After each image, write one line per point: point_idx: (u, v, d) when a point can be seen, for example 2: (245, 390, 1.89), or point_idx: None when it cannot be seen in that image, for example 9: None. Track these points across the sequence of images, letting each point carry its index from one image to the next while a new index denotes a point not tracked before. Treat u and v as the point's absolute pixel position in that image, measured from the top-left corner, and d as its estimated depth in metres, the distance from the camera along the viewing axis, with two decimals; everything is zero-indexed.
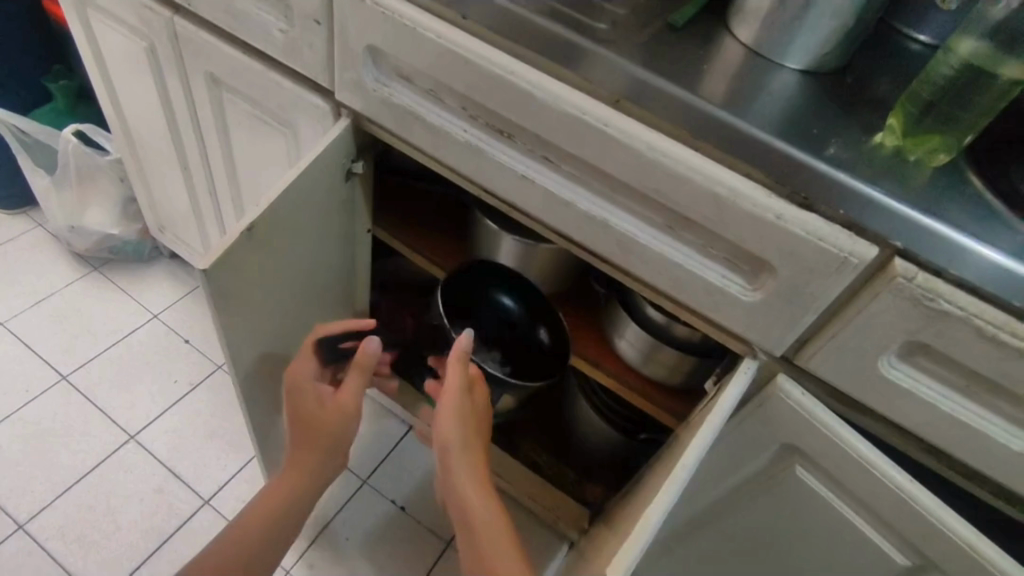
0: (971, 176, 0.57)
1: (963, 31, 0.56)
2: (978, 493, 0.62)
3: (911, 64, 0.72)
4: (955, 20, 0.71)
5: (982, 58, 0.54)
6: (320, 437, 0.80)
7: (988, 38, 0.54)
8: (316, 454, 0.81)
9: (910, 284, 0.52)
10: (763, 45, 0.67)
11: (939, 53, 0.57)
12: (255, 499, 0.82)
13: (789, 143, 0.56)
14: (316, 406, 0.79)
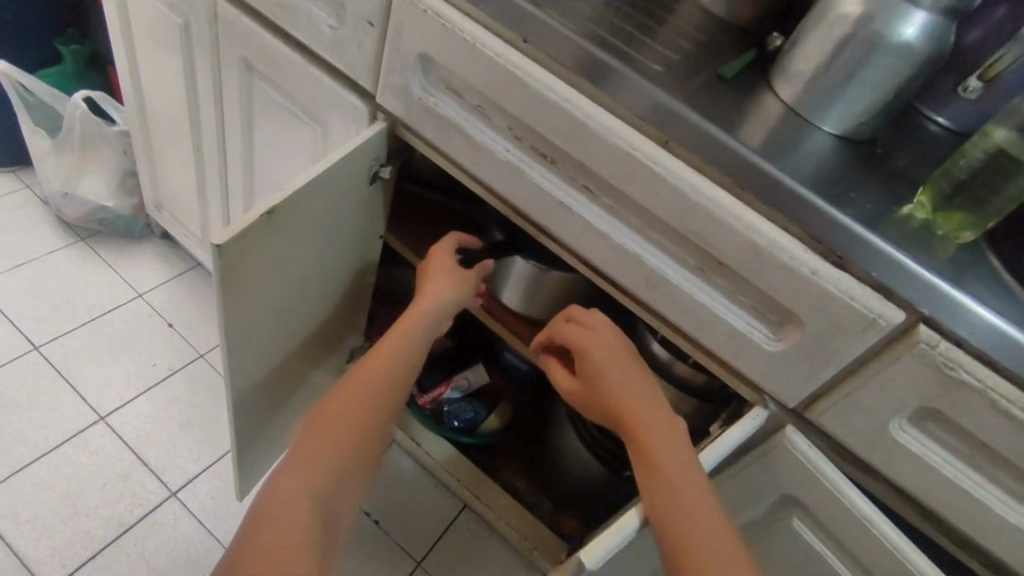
0: (990, 257, 0.59)
1: (995, 121, 0.59)
2: (965, 558, 0.64)
3: (933, 142, 0.75)
4: (973, 108, 0.75)
5: (1015, 147, 0.58)
6: (357, 391, 0.68)
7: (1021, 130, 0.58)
8: (359, 418, 0.66)
9: (931, 350, 0.54)
10: (802, 105, 0.69)
11: (971, 138, 0.61)
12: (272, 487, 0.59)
13: (830, 203, 0.57)
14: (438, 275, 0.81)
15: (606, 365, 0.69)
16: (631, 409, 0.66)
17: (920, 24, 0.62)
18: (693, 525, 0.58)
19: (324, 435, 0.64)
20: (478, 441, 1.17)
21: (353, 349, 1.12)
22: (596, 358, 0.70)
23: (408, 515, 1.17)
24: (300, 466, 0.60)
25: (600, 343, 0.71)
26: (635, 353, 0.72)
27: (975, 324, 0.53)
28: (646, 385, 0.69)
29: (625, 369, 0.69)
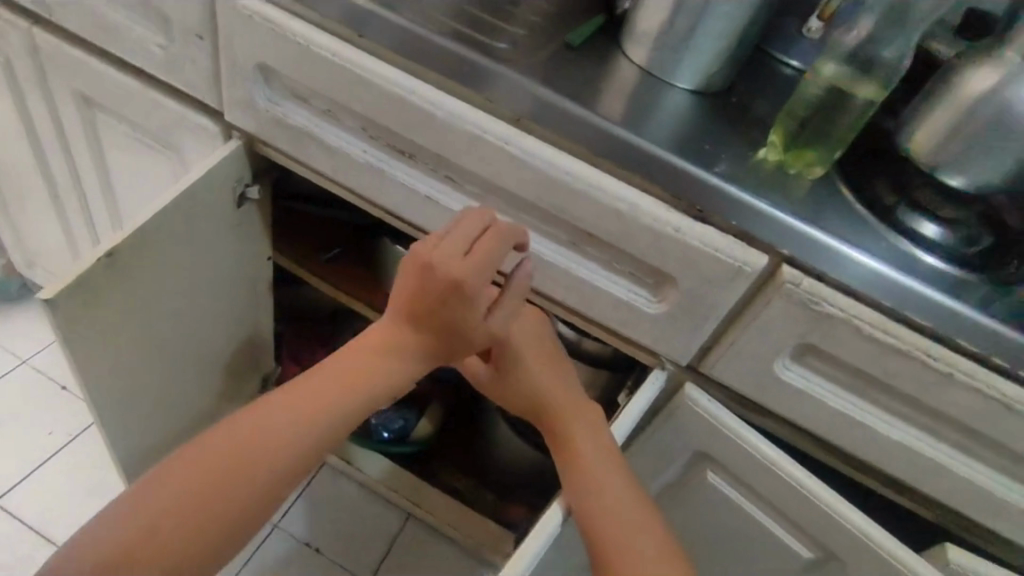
0: (842, 188, 0.60)
1: (823, 57, 0.61)
2: (866, 481, 0.67)
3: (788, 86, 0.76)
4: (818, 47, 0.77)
5: (842, 80, 0.59)
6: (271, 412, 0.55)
7: (847, 63, 0.59)
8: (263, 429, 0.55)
9: (796, 289, 0.55)
10: (653, 65, 0.69)
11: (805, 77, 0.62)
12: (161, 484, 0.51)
13: (685, 159, 0.57)
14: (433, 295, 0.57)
15: (527, 358, 0.66)
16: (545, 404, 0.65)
17: None
18: (618, 524, 0.57)
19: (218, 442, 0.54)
20: (412, 449, 1.13)
21: (264, 378, 1.06)
22: (517, 341, 0.65)
23: (349, 537, 1.13)
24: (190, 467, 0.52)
25: (522, 326, 0.66)
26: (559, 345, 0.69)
27: (835, 259, 0.54)
28: (562, 373, 0.67)
29: (545, 360, 0.67)
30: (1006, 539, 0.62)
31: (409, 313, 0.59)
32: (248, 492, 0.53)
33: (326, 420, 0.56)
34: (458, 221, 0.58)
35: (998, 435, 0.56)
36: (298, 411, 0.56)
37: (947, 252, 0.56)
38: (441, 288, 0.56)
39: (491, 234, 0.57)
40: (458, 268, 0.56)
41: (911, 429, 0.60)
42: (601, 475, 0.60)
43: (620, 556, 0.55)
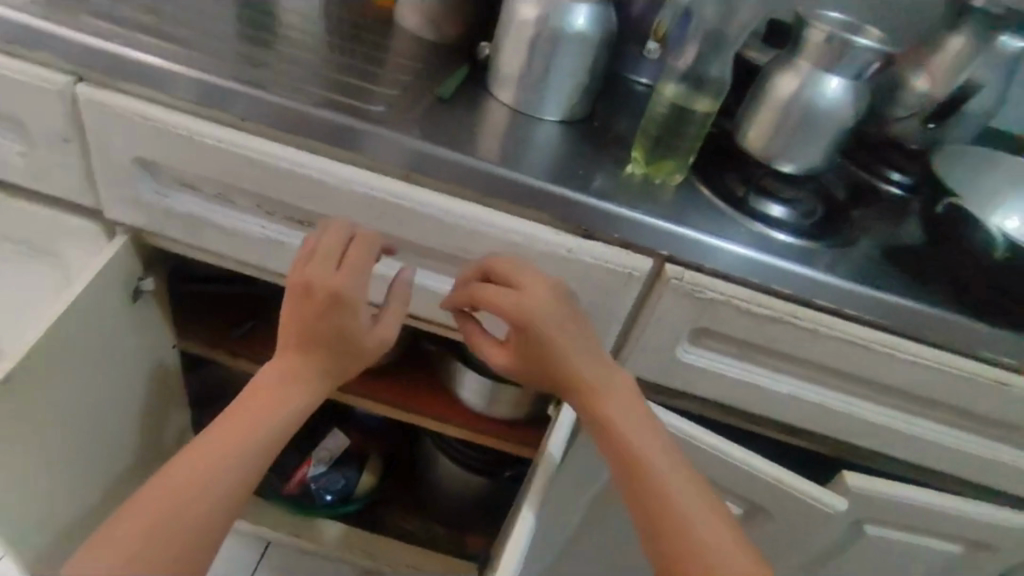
0: (701, 188, 0.69)
1: (663, 78, 0.69)
2: (771, 434, 0.76)
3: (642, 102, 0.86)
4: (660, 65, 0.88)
5: (681, 97, 0.67)
6: (204, 448, 0.55)
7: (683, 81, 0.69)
8: (199, 465, 0.54)
9: (683, 283, 0.63)
10: (521, 104, 0.76)
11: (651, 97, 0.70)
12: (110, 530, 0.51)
13: (563, 186, 0.63)
14: (319, 313, 0.58)
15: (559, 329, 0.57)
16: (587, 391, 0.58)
17: (587, 12, 0.70)
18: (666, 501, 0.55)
19: (156, 485, 0.53)
20: (359, 504, 1.13)
21: None
22: (543, 327, 0.57)
23: None
24: (133, 512, 0.51)
25: (545, 308, 0.57)
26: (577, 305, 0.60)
27: (713, 252, 0.63)
28: (591, 351, 0.59)
29: (571, 325, 0.58)
30: (888, 454, 0.74)
31: (299, 336, 0.59)
32: (190, 528, 0.52)
33: (245, 455, 0.56)
34: (323, 241, 0.60)
35: (863, 371, 0.66)
36: (223, 450, 0.55)
37: (794, 228, 0.67)
38: (320, 304, 0.58)
39: (356, 248, 0.60)
40: (328, 285, 0.58)
41: (798, 381, 0.70)
42: (651, 459, 0.56)
43: (696, 542, 0.53)
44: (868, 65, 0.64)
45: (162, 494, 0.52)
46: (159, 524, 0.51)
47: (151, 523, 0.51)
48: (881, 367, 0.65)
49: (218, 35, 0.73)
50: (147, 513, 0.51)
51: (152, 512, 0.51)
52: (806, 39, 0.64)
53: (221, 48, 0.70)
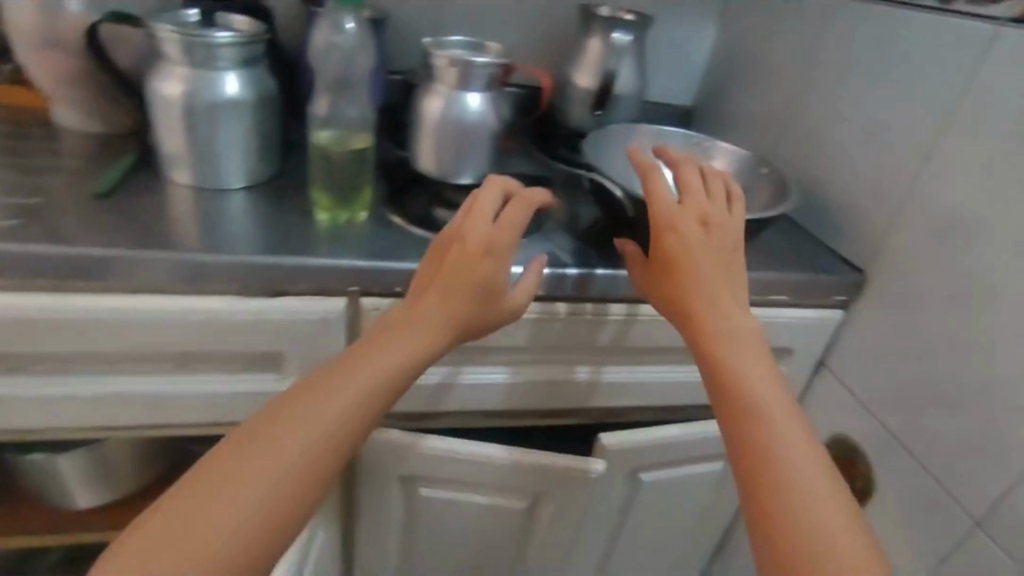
0: (392, 219, 0.73)
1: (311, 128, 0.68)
2: (531, 421, 0.82)
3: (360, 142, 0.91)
4: None
5: (332, 143, 0.67)
6: (296, 405, 0.49)
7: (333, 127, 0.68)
8: (282, 421, 0.48)
9: (382, 311, 0.67)
10: (199, 179, 0.73)
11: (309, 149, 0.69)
12: (220, 455, 0.47)
13: (231, 252, 0.62)
14: (463, 266, 0.56)
15: (698, 239, 0.60)
16: (697, 312, 0.58)
17: (236, 79, 0.69)
18: (771, 410, 0.52)
19: (242, 437, 0.48)
20: None
21: None
22: (684, 244, 0.60)
23: None
24: (222, 454, 0.47)
25: (690, 226, 0.61)
26: (732, 221, 0.62)
27: (402, 274, 0.66)
28: (731, 274, 0.61)
29: (728, 243, 0.61)
30: (630, 404, 0.83)
31: (444, 282, 0.56)
32: (252, 496, 0.45)
33: (317, 434, 0.48)
34: (482, 192, 0.59)
35: (572, 340, 0.74)
36: (300, 414, 0.48)
37: None
38: (475, 256, 0.56)
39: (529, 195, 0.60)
40: (508, 222, 0.58)
41: (529, 367, 0.76)
42: (745, 371, 0.54)
43: (766, 443, 0.50)
44: (495, 75, 0.70)
45: (240, 452, 0.47)
46: (236, 480, 0.45)
47: (222, 475, 0.45)
48: (584, 332, 0.74)
49: None
50: (228, 463, 0.46)
51: (230, 465, 0.46)
52: (434, 65, 0.69)
53: None
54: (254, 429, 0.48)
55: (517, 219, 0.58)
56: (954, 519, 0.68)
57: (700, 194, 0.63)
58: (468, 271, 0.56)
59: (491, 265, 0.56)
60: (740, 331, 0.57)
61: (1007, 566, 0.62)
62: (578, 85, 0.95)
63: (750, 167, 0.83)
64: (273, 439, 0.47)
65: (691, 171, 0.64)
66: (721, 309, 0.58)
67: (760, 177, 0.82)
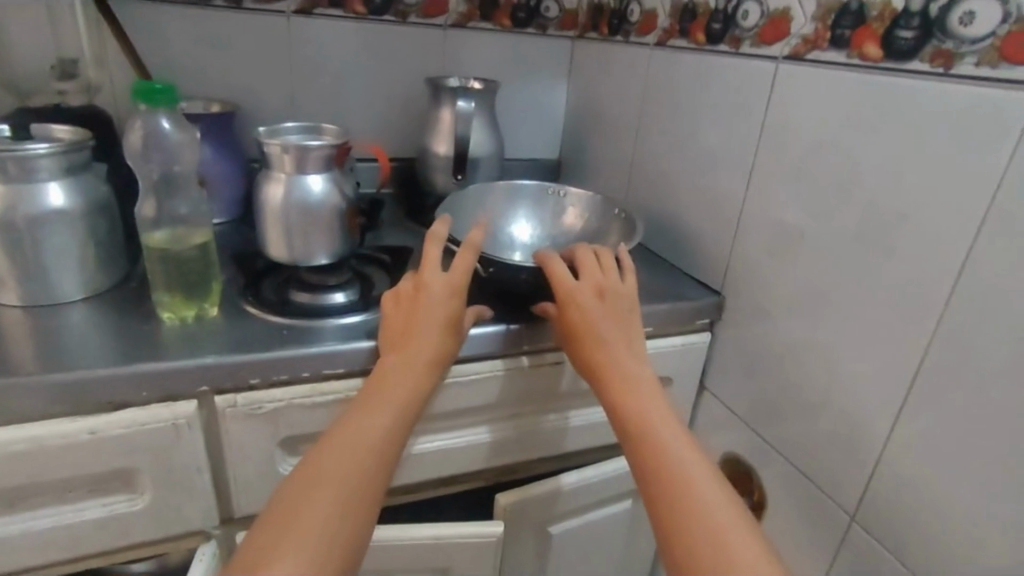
0: (247, 309, 0.71)
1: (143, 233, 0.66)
2: (429, 493, 0.80)
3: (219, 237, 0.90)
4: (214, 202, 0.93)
5: (163, 244, 0.65)
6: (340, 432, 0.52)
7: (165, 229, 0.67)
8: (334, 445, 0.51)
9: (239, 407, 0.64)
10: (29, 297, 0.69)
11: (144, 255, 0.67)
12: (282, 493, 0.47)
13: (58, 369, 0.58)
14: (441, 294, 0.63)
15: (593, 308, 0.64)
16: (606, 366, 0.61)
17: (60, 189, 0.67)
18: (669, 447, 0.53)
19: (305, 467, 0.49)
20: None
21: None
22: (585, 310, 0.64)
23: None
24: (293, 485, 0.47)
25: (587, 292, 0.65)
26: (626, 287, 0.67)
27: (254, 365, 0.63)
28: (629, 331, 0.64)
29: (625, 307, 0.65)
30: (525, 459, 0.82)
31: (429, 312, 0.62)
32: (337, 502, 0.47)
33: (376, 440, 0.52)
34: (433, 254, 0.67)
35: (453, 406, 0.72)
36: (353, 432, 0.52)
37: (346, 308, 0.72)
38: (449, 296, 0.63)
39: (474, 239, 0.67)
40: (468, 260, 0.66)
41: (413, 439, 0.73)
42: (646, 414, 0.56)
43: (675, 470, 0.51)
44: (332, 156, 0.71)
45: (307, 476, 0.48)
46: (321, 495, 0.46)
47: (303, 496, 0.46)
48: (463, 397, 0.72)
49: None
50: (301, 488, 0.47)
51: (306, 486, 0.47)
52: (269, 154, 0.70)
53: None
54: (309, 460, 0.49)
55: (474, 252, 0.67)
56: (833, 517, 0.70)
57: (595, 265, 0.68)
58: (444, 300, 0.63)
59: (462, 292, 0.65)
60: (641, 382, 0.59)
61: (884, 553, 0.64)
62: (437, 153, 0.99)
63: (606, 212, 0.87)
64: (337, 454, 0.50)
65: (586, 251, 0.69)
66: (622, 363, 0.61)
67: (612, 219, 0.86)
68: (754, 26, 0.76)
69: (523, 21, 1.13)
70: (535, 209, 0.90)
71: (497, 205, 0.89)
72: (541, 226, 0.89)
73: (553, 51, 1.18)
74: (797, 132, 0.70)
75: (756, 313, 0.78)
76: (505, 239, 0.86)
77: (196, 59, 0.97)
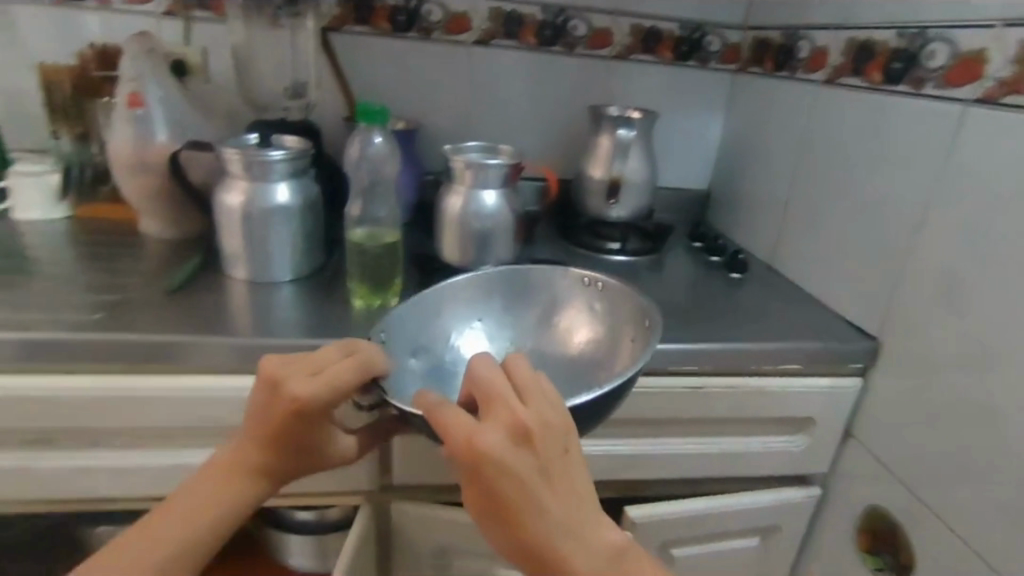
0: None
1: (349, 228, 0.77)
2: None
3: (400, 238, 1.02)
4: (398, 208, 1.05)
5: (367, 240, 0.76)
6: (148, 531, 0.57)
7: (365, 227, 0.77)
8: (146, 538, 0.56)
9: None
10: (254, 274, 0.84)
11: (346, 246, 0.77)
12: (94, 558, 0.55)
13: (279, 335, 0.71)
14: (280, 418, 0.56)
15: (519, 475, 0.45)
16: (558, 549, 0.47)
17: (285, 188, 0.81)
18: None
19: (112, 549, 0.56)
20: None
21: None
22: (516, 480, 0.45)
23: None
24: (99, 560, 0.55)
25: (507, 449, 0.45)
26: (552, 422, 0.47)
27: None
28: (573, 482, 0.48)
29: (558, 444, 0.47)
30: (656, 477, 0.83)
31: (271, 432, 0.57)
32: None
33: (169, 556, 0.56)
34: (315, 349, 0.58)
35: None
36: (160, 536, 0.56)
37: None
38: (295, 421, 0.56)
39: (369, 353, 0.56)
40: (335, 371, 0.55)
41: None
42: None
43: None
44: (507, 174, 0.79)
45: (112, 555, 0.55)
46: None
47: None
48: None
49: None
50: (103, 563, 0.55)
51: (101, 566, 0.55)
52: (454, 169, 0.79)
53: None
54: (126, 538, 0.56)
55: (342, 380, 0.55)
56: None
57: (510, 396, 0.47)
58: (282, 423, 0.56)
59: (312, 417, 0.56)
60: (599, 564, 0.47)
61: None
62: (593, 177, 1.05)
63: (646, 316, 0.66)
64: (138, 553, 0.55)
65: (493, 377, 0.48)
66: (575, 541, 0.47)
67: (622, 303, 0.69)
68: (940, 66, 0.74)
69: (685, 53, 1.16)
70: (516, 297, 0.73)
71: (414, 326, 0.67)
72: (560, 324, 0.71)
73: (713, 84, 1.20)
74: (983, 176, 0.67)
75: (922, 362, 0.74)
76: (502, 334, 0.72)
77: (392, 84, 1.11)
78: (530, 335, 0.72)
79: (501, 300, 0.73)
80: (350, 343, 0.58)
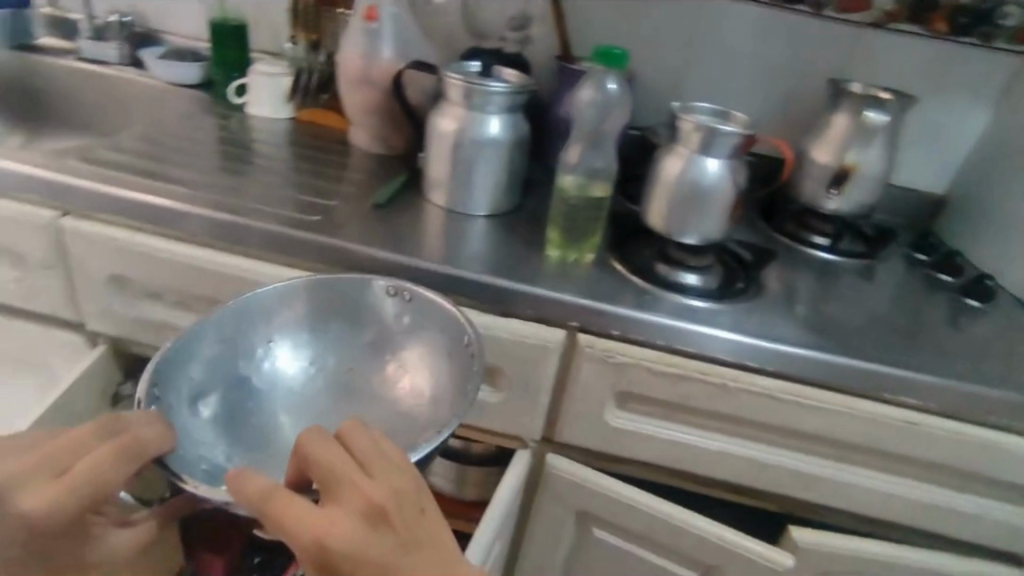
0: (615, 265, 0.76)
1: (560, 174, 0.75)
2: (720, 494, 0.77)
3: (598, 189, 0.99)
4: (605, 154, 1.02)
5: (578, 190, 0.73)
6: None
7: (578, 175, 0.74)
8: None
9: (595, 350, 0.69)
10: (452, 203, 0.84)
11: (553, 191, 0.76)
12: None
13: (474, 271, 0.71)
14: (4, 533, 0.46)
15: (369, 552, 0.41)
16: None
17: (498, 122, 0.80)
18: None
19: None
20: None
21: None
22: (362, 557, 0.41)
23: None
24: None
25: (353, 526, 0.42)
26: (402, 492, 0.44)
27: (618, 317, 0.69)
28: (441, 551, 0.44)
29: (415, 508, 0.44)
30: (834, 507, 0.74)
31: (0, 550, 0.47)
32: None
33: None
34: (71, 432, 0.49)
35: (784, 423, 0.69)
36: None
37: (704, 292, 0.74)
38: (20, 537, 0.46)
39: (137, 436, 0.48)
40: (95, 461, 0.47)
41: (729, 439, 0.72)
42: None
43: None
44: (738, 144, 0.72)
45: None
46: None
47: None
48: (799, 418, 0.68)
49: (197, 168, 0.87)
50: None
51: None
52: (680, 130, 0.73)
53: (198, 179, 0.83)
54: None
55: (82, 477, 0.46)
56: None
57: (353, 474, 0.44)
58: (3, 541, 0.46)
59: (51, 529, 0.46)
60: None
61: None
62: (818, 161, 0.93)
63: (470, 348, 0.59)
64: None
65: (329, 456, 0.44)
66: None
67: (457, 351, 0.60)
68: None
69: (964, 28, 0.97)
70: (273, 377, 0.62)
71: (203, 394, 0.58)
72: (385, 367, 0.63)
73: (992, 71, 0.99)
74: None
75: None
76: (307, 351, 0.64)
77: (613, 28, 1.05)
78: (341, 362, 0.64)
79: (317, 317, 0.65)
80: (105, 426, 0.49)
